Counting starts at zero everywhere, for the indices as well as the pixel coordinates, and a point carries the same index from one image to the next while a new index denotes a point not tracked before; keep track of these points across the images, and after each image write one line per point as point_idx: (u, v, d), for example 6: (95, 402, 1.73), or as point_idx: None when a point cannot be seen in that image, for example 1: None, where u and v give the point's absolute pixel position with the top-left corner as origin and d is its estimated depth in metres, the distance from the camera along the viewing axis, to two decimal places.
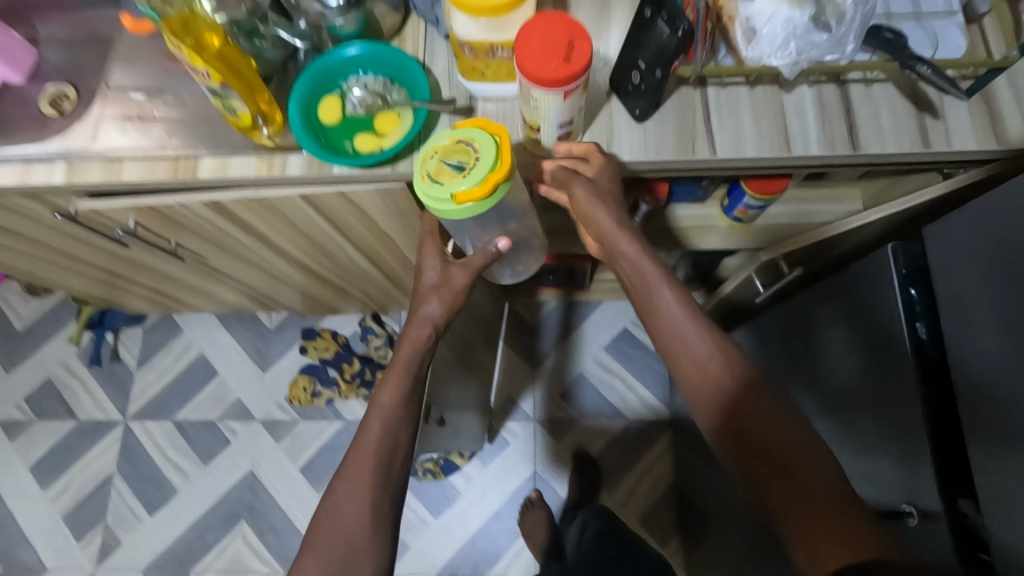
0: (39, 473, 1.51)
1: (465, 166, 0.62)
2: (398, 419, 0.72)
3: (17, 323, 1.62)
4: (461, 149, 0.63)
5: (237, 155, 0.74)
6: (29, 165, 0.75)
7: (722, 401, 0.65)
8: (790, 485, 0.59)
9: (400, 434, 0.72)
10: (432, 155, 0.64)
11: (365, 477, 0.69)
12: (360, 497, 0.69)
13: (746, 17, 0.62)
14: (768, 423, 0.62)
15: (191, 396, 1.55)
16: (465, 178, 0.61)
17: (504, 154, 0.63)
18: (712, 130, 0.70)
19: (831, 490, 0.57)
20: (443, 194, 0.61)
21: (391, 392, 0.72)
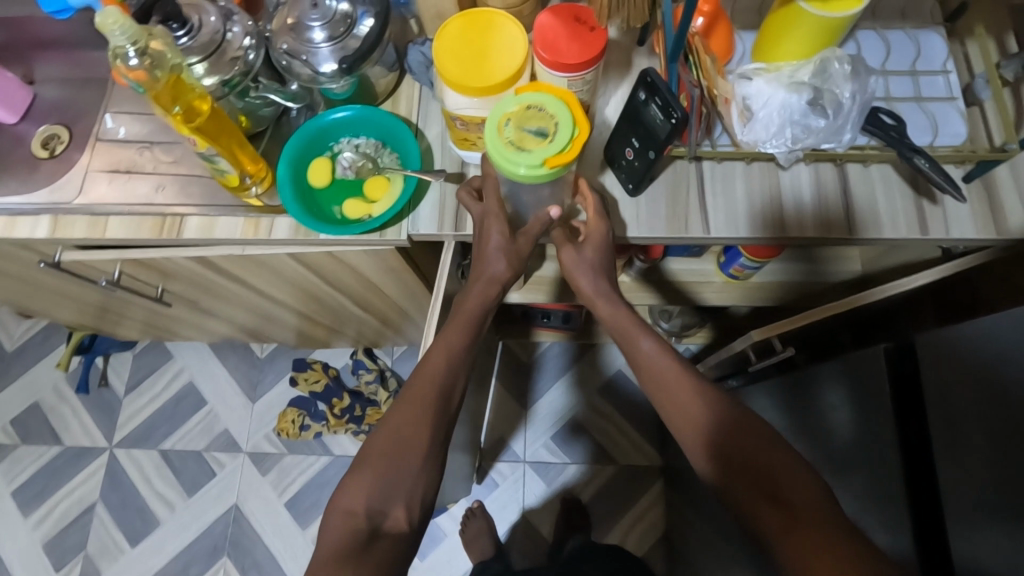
0: (21, 498, 1.49)
1: (547, 132, 0.55)
2: (461, 360, 0.66)
3: (7, 344, 1.60)
4: (536, 113, 0.55)
5: (225, 215, 0.73)
6: (14, 217, 0.74)
7: (703, 433, 0.63)
8: (776, 507, 0.56)
9: (459, 373, 0.65)
10: (505, 124, 0.55)
11: (423, 404, 0.62)
12: (416, 427, 0.62)
13: (742, 97, 0.62)
14: (758, 445, 0.60)
15: (179, 424, 1.53)
16: (554, 143, 0.54)
17: (580, 117, 0.56)
18: (707, 209, 0.69)
19: (818, 503, 0.55)
20: (534, 163, 0.54)
21: (459, 332, 0.66)
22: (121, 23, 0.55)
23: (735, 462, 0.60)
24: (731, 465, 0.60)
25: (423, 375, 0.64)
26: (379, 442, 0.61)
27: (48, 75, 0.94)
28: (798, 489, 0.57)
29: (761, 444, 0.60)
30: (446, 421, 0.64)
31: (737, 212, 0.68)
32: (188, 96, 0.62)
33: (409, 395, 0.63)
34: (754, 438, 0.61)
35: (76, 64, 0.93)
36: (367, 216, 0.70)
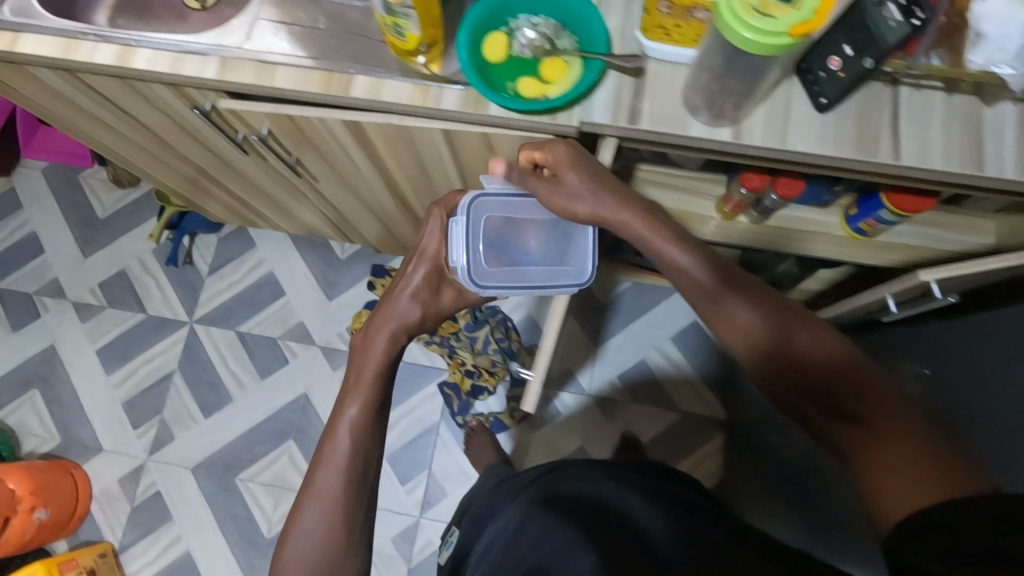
0: (105, 357, 1.57)
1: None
2: (369, 433, 0.74)
3: (99, 211, 1.66)
4: None
5: (391, 79, 0.71)
6: (182, 55, 0.74)
7: (762, 346, 0.65)
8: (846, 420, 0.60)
9: (371, 444, 0.74)
10: None
11: (339, 470, 0.72)
12: (338, 481, 0.72)
13: (978, 16, 0.57)
14: (818, 369, 0.62)
15: (257, 310, 1.58)
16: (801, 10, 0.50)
17: None
18: (902, 134, 0.65)
19: (897, 441, 0.56)
20: (776, 28, 0.50)
21: (357, 407, 0.75)
22: None
23: (796, 386, 0.63)
24: (791, 383, 0.63)
25: (342, 439, 0.73)
26: (309, 497, 0.71)
27: None
28: (883, 418, 0.57)
29: (833, 370, 0.62)
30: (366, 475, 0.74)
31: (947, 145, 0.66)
32: None
33: (327, 449, 0.73)
34: (824, 373, 0.62)
35: None
36: (542, 98, 0.69)
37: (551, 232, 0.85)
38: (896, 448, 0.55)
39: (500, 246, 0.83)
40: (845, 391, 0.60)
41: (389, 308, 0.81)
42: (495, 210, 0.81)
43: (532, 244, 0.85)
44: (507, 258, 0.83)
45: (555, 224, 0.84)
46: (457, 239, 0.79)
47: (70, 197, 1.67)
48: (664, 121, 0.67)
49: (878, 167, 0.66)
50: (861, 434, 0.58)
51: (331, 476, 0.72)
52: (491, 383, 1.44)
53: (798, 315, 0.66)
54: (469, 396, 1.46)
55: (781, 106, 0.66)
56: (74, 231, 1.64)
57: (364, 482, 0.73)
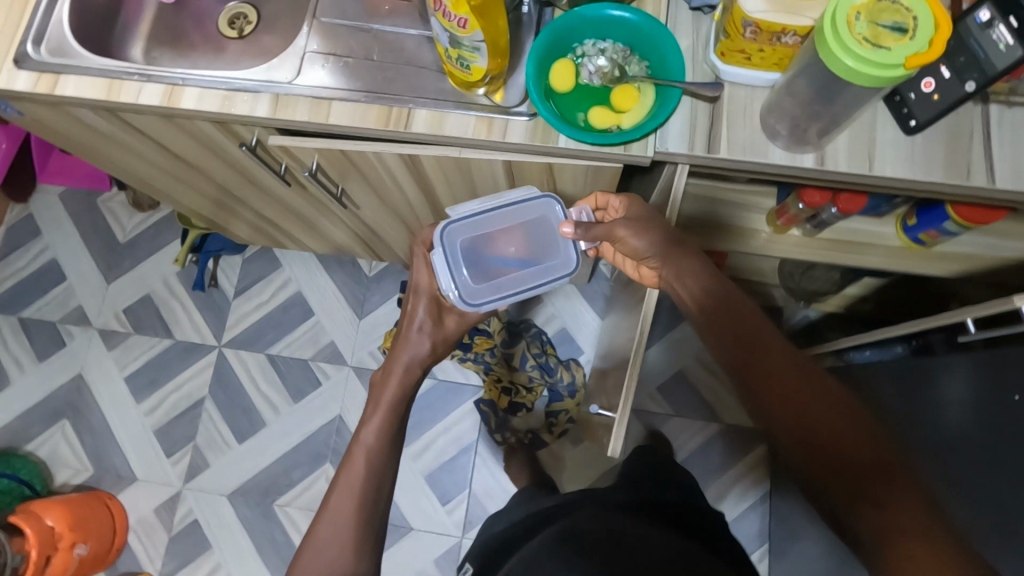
0: (134, 385, 1.54)
1: (905, 27, 0.48)
2: (385, 453, 0.74)
3: (120, 235, 1.63)
4: (890, 8, 0.48)
5: (455, 112, 0.68)
6: (232, 93, 0.71)
7: (777, 389, 0.64)
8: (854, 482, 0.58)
9: (386, 465, 0.74)
10: (853, 18, 0.48)
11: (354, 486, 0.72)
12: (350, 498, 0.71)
13: None
14: (832, 424, 0.61)
15: (287, 331, 1.55)
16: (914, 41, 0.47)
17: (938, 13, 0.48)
18: (995, 156, 0.63)
19: (912, 513, 0.55)
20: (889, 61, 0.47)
21: (372, 429, 0.75)
22: None
23: (809, 438, 0.61)
24: (802, 435, 0.62)
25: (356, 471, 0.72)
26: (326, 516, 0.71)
27: None
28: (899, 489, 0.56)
29: (846, 426, 0.60)
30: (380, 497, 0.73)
31: None
32: None
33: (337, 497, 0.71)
34: (837, 430, 0.60)
35: None
36: (615, 128, 0.66)
37: (531, 234, 0.77)
38: (907, 528, 0.54)
39: (479, 259, 0.76)
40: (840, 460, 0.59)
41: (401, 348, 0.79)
42: (465, 232, 0.75)
43: (516, 250, 0.76)
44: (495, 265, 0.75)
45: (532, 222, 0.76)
46: (439, 271, 0.73)
47: (89, 222, 1.63)
48: (745, 149, 0.65)
49: (970, 191, 0.63)
50: (876, 511, 0.56)
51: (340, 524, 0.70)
52: (530, 400, 1.43)
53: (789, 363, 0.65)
54: (507, 412, 1.43)
55: (866, 129, 0.64)
56: (95, 257, 1.61)
57: (376, 515, 0.72)
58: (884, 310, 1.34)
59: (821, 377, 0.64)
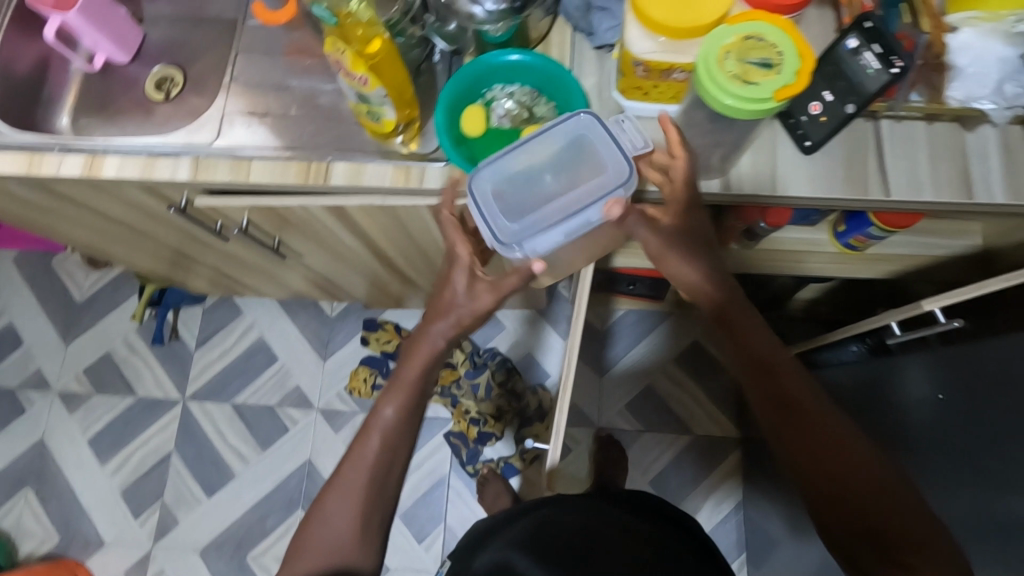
0: (98, 446, 1.52)
1: (773, 62, 0.51)
2: (398, 437, 0.67)
3: (77, 295, 1.61)
4: (757, 44, 0.51)
5: (372, 162, 0.70)
6: (152, 158, 0.71)
7: (776, 420, 0.63)
8: (857, 518, 0.59)
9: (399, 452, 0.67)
10: (724, 57, 0.51)
11: (363, 473, 0.65)
12: (355, 484, 0.65)
13: (949, 53, 0.58)
14: (833, 460, 0.60)
15: (251, 379, 1.54)
16: (782, 74, 0.50)
17: (802, 47, 0.52)
18: (889, 169, 0.65)
19: (921, 550, 0.57)
20: (762, 94, 0.50)
21: (389, 411, 0.67)
22: None
23: (810, 476, 0.61)
24: (804, 470, 0.62)
25: (370, 445, 0.66)
26: (326, 513, 0.64)
27: (158, 14, 0.91)
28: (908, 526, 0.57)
29: (847, 463, 0.60)
30: (383, 495, 0.66)
31: (937, 171, 0.65)
32: (359, 35, 0.59)
33: (350, 470, 0.65)
34: (836, 465, 0.60)
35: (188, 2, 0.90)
36: None
37: (575, 161, 0.66)
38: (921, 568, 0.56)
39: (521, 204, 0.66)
40: (864, 511, 0.58)
41: (425, 332, 0.68)
42: (496, 173, 0.64)
43: (558, 181, 0.66)
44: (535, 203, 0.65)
45: (578, 152, 0.66)
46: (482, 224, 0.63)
47: (44, 284, 1.62)
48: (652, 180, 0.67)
49: (870, 201, 0.65)
50: (892, 559, 0.57)
51: (349, 502, 0.64)
52: (498, 429, 1.43)
53: (802, 399, 0.63)
54: (477, 442, 1.43)
55: (767, 151, 0.66)
56: (53, 318, 1.60)
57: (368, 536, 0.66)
58: (839, 310, 1.36)
59: (829, 408, 0.63)
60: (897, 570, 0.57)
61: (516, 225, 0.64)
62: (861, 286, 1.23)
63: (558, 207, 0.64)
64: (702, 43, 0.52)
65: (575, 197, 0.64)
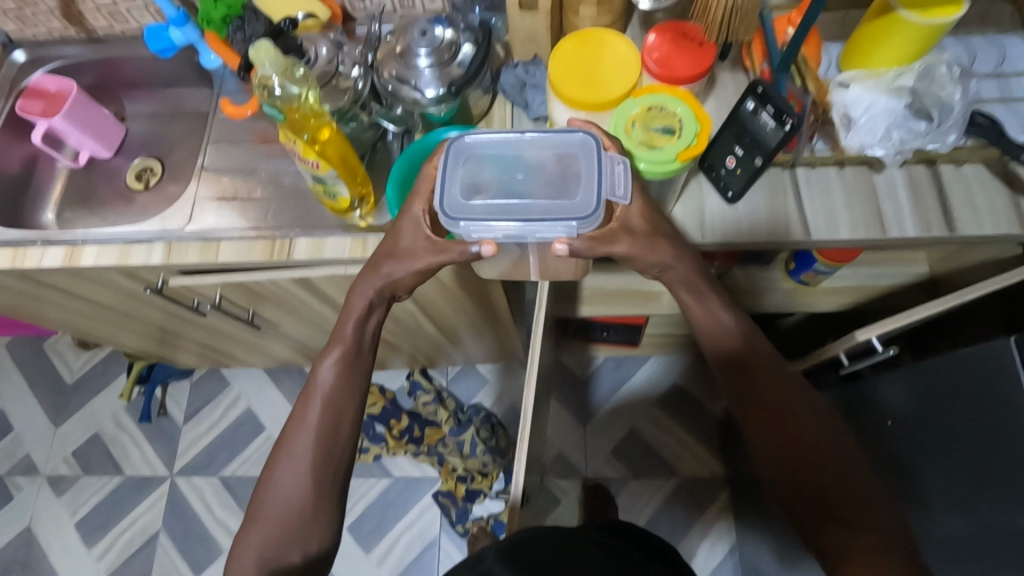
0: (85, 530, 1.50)
1: (674, 129, 0.58)
2: (343, 396, 0.66)
3: (67, 377, 1.64)
4: (659, 113, 0.58)
5: (331, 236, 0.75)
6: (128, 245, 0.77)
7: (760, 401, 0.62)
8: (816, 489, 0.57)
9: (344, 410, 0.66)
10: (631, 126, 0.58)
11: (306, 441, 0.64)
12: (302, 458, 0.64)
13: (842, 106, 0.65)
14: (813, 435, 0.59)
15: (239, 450, 1.54)
16: (682, 138, 0.57)
17: (699, 113, 0.59)
18: (805, 212, 0.70)
19: (877, 526, 0.54)
20: (667, 157, 0.57)
21: (332, 369, 0.66)
22: (271, 57, 0.62)
23: (785, 452, 0.60)
24: (781, 448, 0.60)
25: (312, 409, 0.65)
26: (271, 488, 0.63)
27: (139, 111, 0.98)
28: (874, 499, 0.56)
29: (823, 437, 0.59)
30: (332, 462, 0.65)
31: (852, 209, 0.70)
32: (313, 124, 0.65)
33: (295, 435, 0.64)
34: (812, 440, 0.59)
35: (165, 99, 0.97)
36: None
37: (565, 174, 0.55)
38: (868, 540, 0.53)
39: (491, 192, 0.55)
40: (819, 477, 0.58)
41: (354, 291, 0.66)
42: (475, 152, 0.56)
43: (537, 183, 0.55)
44: (499, 192, 0.54)
45: (563, 163, 0.56)
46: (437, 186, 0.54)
47: (35, 368, 1.65)
48: None
49: (799, 242, 0.70)
50: (841, 527, 0.55)
51: (299, 463, 0.64)
52: (486, 485, 1.42)
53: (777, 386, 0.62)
54: (466, 501, 1.42)
55: (695, 200, 0.71)
56: (42, 402, 1.61)
57: None
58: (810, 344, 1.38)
59: (817, 397, 0.62)
60: (839, 525, 0.55)
61: (469, 203, 0.53)
62: (827, 318, 1.27)
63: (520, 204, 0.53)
64: (612, 114, 0.59)
65: (542, 206, 0.53)
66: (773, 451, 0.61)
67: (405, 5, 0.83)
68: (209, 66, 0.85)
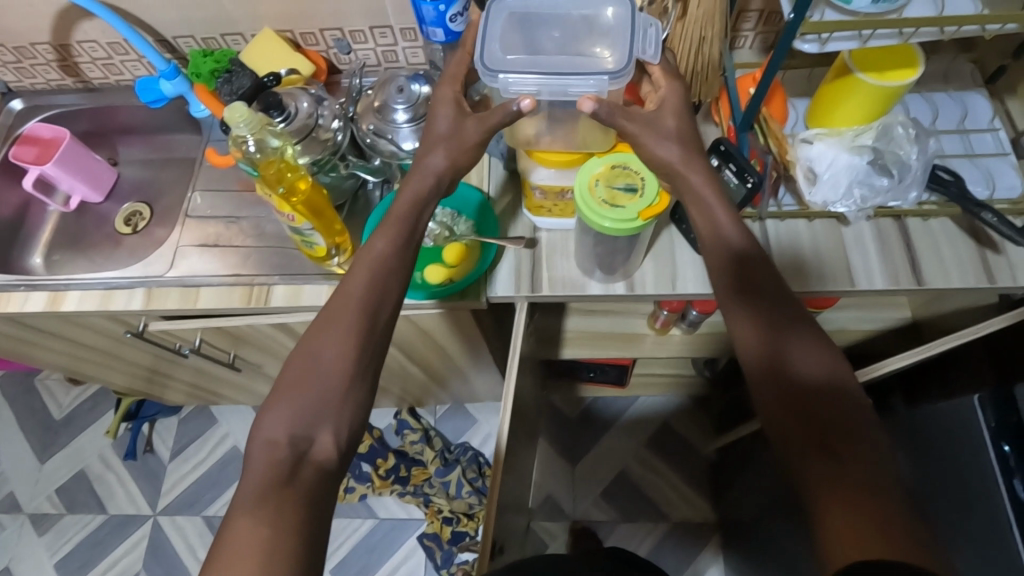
0: (64, 571, 1.48)
1: (636, 187, 0.62)
2: (385, 272, 0.58)
3: (55, 412, 1.64)
4: (622, 172, 0.62)
5: (309, 283, 0.77)
6: (110, 291, 0.78)
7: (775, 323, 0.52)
8: (815, 425, 0.47)
9: (386, 291, 0.57)
10: (595, 183, 0.62)
11: (345, 317, 0.55)
12: (336, 339, 0.54)
13: (807, 162, 0.66)
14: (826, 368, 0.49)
15: (224, 489, 1.53)
16: (643, 197, 0.61)
17: None
18: (776, 263, 0.71)
19: (883, 482, 0.44)
20: (629, 215, 0.60)
21: (382, 244, 0.59)
22: (246, 117, 0.63)
23: (787, 379, 0.50)
24: (783, 375, 0.50)
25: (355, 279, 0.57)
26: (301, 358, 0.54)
27: (132, 157, 1.01)
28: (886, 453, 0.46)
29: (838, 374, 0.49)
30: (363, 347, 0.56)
31: (820, 260, 0.70)
32: (290, 177, 0.67)
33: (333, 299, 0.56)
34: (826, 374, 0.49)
35: (158, 146, 1.00)
36: (449, 281, 0.72)
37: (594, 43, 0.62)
38: (860, 489, 0.44)
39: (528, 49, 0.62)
40: (820, 410, 0.48)
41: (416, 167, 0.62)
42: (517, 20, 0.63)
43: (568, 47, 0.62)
44: (534, 52, 0.61)
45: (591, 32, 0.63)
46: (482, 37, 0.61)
47: (24, 404, 1.65)
48: (564, 284, 0.73)
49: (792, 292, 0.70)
50: (830, 463, 0.46)
51: (336, 336, 0.55)
52: (473, 527, 1.39)
53: (808, 361, 0.50)
54: (451, 544, 1.39)
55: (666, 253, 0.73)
56: (29, 438, 1.61)
57: None
58: None
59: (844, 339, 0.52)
60: (829, 459, 0.46)
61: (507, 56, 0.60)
62: None
63: (556, 66, 0.60)
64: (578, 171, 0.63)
65: (571, 66, 0.60)
66: (770, 374, 0.50)
67: (389, 59, 0.86)
68: (198, 115, 0.88)
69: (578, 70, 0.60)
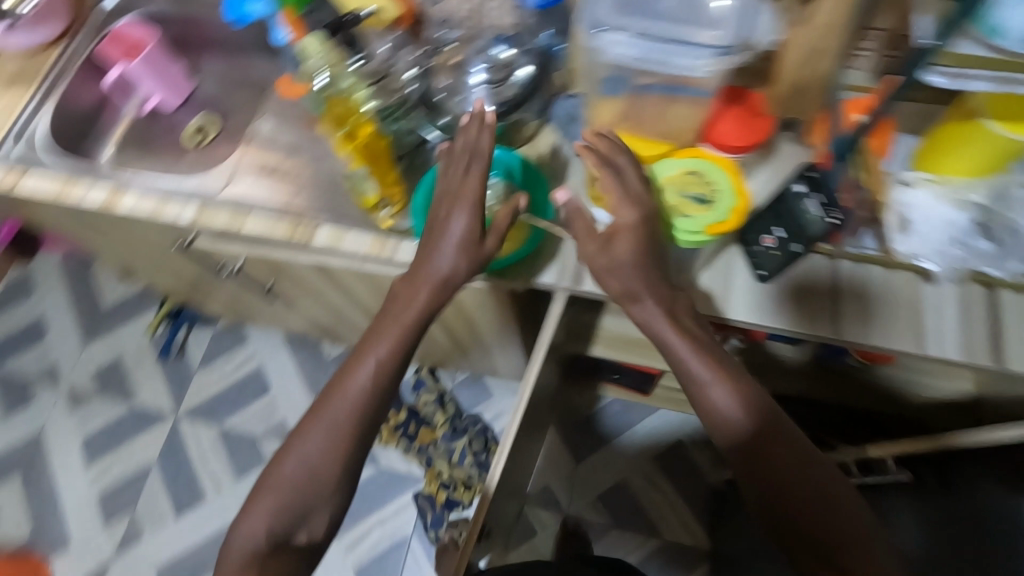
0: (88, 447, 1.58)
1: (706, 199, 0.63)
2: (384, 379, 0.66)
3: (106, 299, 1.73)
4: (694, 182, 0.64)
5: (354, 229, 0.76)
6: (163, 198, 0.79)
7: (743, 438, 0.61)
8: (807, 527, 0.59)
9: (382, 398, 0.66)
10: (665, 188, 0.64)
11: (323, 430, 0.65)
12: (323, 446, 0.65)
13: (904, 205, 0.63)
14: (790, 463, 0.60)
15: (242, 405, 1.59)
16: (713, 211, 0.62)
17: (738, 189, 0.64)
18: (843, 303, 0.65)
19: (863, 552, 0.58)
20: (692, 226, 0.62)
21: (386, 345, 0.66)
22: (317, 50, 0.67)
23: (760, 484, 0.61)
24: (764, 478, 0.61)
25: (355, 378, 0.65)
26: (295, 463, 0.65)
27: (210, 70, 1.02)
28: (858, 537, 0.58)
29: (802, 469, 0.60)
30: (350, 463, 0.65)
31: (896, 308, 0.65)
32: (353, 119, 0.69)
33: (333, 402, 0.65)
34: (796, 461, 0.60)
35: (237, 65, 1.01)
36: (492, 254, 0.70)
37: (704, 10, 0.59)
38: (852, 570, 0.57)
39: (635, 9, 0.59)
40: (788, 505, 0.60)
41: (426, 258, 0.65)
42: None
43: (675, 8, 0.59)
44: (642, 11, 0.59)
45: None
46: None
47: (81, 285, 1.75)
48: None
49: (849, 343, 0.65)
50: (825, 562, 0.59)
51: (324, 438, 0.65)
52: (467, 497, 1.39)
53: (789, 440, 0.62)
54: (444, 507, 1.40)
55: (721, 271, 0.67)
56: (80, 317, 1.71)
57: None
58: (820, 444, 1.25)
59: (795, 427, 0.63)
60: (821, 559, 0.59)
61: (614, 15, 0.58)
62: None
63: (660, 28, 0.57)
64: (650, 172, 0.65)
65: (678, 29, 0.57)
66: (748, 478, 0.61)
67: None
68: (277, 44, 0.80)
69: (685, 39, 0.57)
